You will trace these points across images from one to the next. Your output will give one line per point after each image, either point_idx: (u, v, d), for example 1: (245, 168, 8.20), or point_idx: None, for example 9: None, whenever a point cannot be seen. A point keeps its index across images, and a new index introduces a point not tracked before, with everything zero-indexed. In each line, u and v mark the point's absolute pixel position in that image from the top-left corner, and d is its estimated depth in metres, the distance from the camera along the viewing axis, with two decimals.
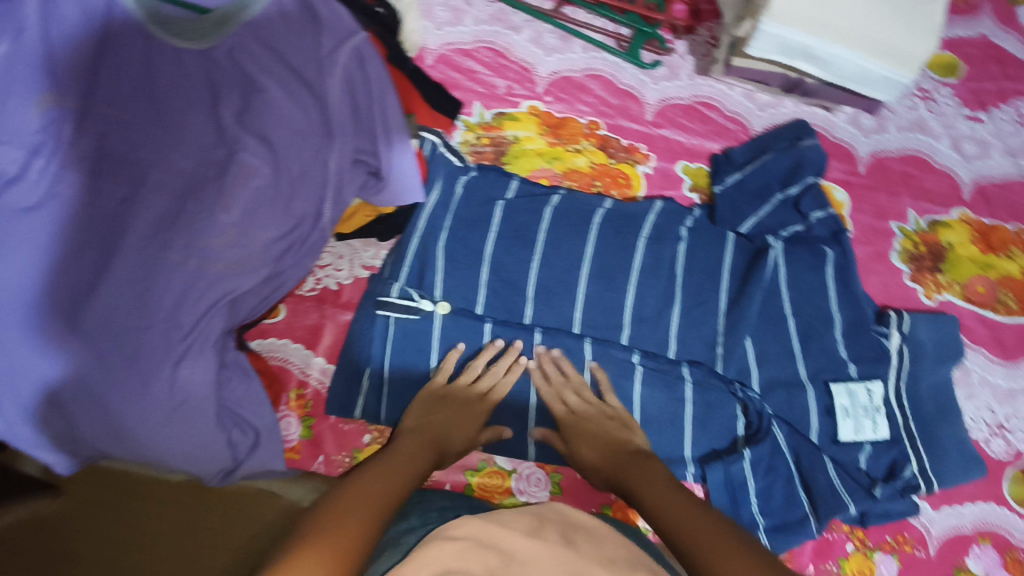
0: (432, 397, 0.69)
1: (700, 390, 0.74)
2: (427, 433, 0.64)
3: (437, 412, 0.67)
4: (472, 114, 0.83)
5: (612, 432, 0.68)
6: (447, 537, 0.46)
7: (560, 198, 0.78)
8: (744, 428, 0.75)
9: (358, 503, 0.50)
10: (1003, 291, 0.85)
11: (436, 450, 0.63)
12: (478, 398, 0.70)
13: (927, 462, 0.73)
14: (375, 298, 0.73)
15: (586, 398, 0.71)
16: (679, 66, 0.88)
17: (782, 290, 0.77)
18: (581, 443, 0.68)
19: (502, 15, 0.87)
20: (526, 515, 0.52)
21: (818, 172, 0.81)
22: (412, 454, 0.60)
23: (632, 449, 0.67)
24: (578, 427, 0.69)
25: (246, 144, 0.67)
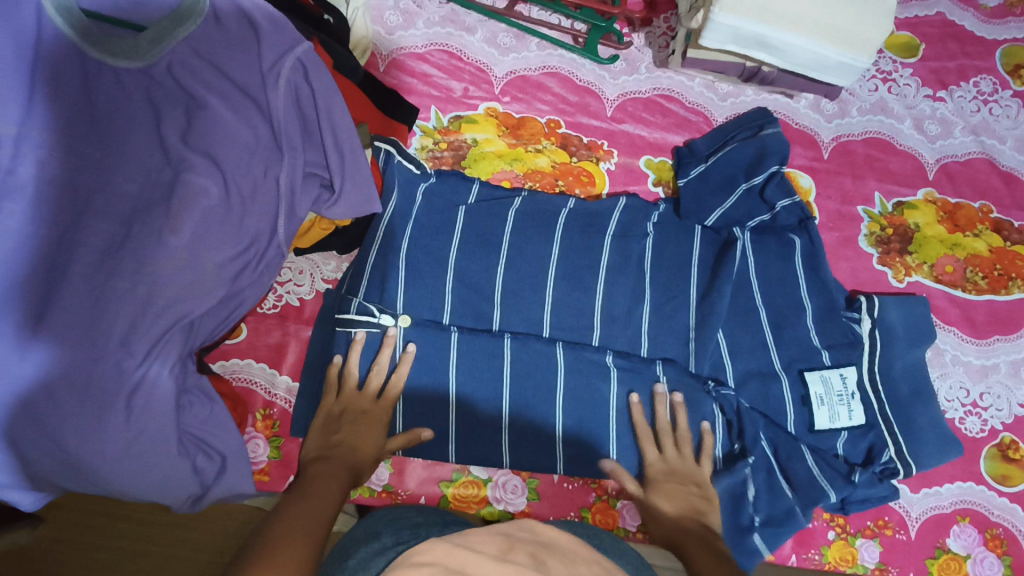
0: (326, 420, 0.68)
1: (675, 389, 0.73)
2: (333, 461, 0.64)
3: (335, 436, 0.66)
4: (429, 119, 0.82)
5: (694, 499, 0.67)
6: (413, 564, 0.44)
7: (523, 200, 0.77)
8: (724, 428, 0.73)
9: (286, 547, 0.49)
10: (972, 269, 0.84)
11: (347, 475, 0.62)
12: (369, 403, 0.68)
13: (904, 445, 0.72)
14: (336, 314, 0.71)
15: (684, 455, 0.69)
16: (637, 59, 0.87)
17: (751, 281, 0.76)
18: (660, 497, 0.67)
19: (454, 16, 0.85)
20: (495, 535, 0.50)
21: (782, 160, 0.79)
22: (325, 487, 0.60)
23: (704, 523, 0.64)
24: (661, 480, 0.68)
25: (192, 163, 0.66)
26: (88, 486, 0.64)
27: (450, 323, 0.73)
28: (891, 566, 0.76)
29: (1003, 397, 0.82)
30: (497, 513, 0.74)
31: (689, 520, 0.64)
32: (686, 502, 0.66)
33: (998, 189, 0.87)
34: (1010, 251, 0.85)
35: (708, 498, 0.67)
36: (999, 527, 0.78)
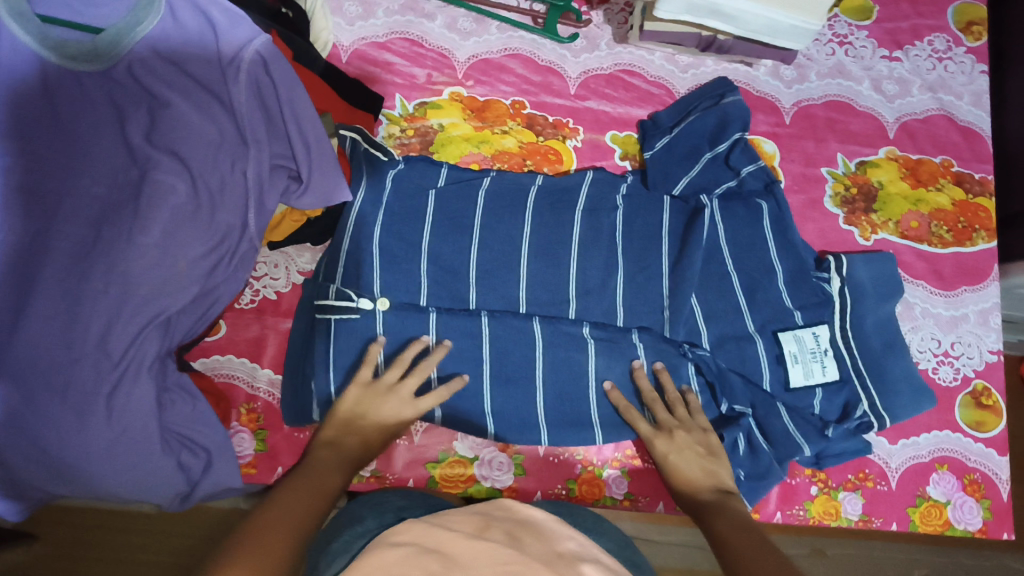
0: (359, 398, 0.68)
1: (652, 353, 0.73)
2: (342, 445, 0.65)
3: (361, 419, 0.67)
4: (394, 107, 0.83)
5: (706, 459, 0.69)
6: (391, 545, 0.45)
7: (491, 180, 0.77)
8: (705, 390, 0.75)
9: (273, 537, 0.51)
10: (937, 223, 0.86)
11: (347, 463, 0.63)
12: (407, 399, 0.69)
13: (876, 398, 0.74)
14: (313, 302, 0.72)
15: (679, 415, 0.71)
16: (597, 36, 0.88)
17: (721, 249, 0.76)
18: (673, 464, 0.69)
19: (414, 3, 0.86)
20: (472, 516, 0.52)
21: (745, 126, 0.81)
22: (320, 475, 0.60)
23: (718, 485, 0.67)
24: (669, 447, 0.69)
25: (158, 161, 0.67)
26: (76, 490, 0.65)
27: (427, 304, 0.73)
28: (874, 516, 0.78)
29: (973, 345, 0.84)
30: (484, 491, 0.75)
31: (704, 486, 0.67)
32: (699, 466, 0.68)
33: (957, 143, 0.89)
34: (972, 204, 0.87)
35: (717, 454, 0.69)
36: (976, 472, 0.81)
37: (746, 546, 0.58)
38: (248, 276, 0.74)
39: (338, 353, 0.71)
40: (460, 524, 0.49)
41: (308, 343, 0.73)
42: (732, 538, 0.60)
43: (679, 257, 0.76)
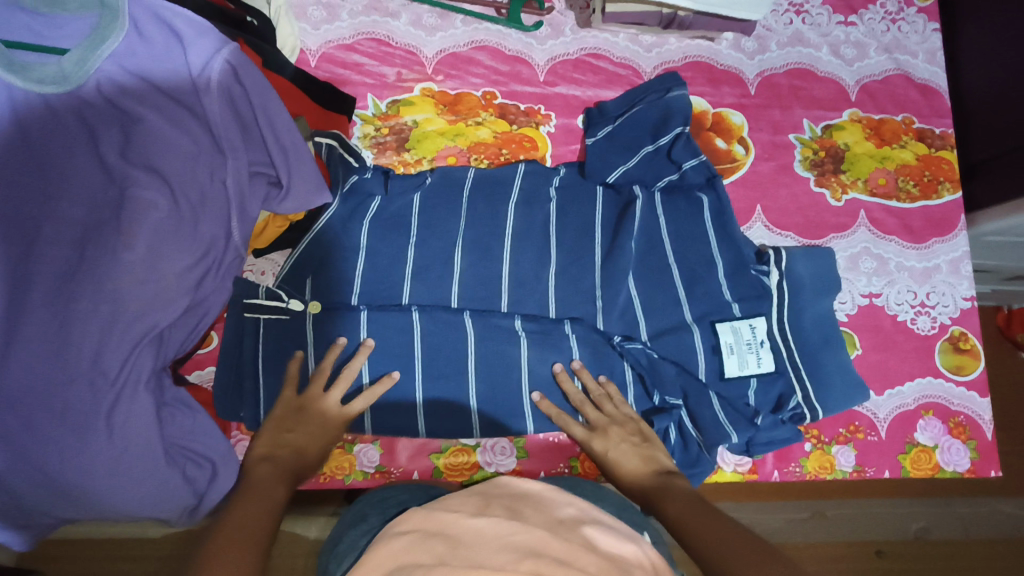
0: (284, 414, 0.69)
1: (585, 346, 0.78)
2: (279, 462, 0.64)
3: (288, 433, 0.67)
4: (367, 107, 0.83)
5: (641, 448, 0.71)
6: (394, 534, 0.46)
7: (432, 178, 0.80)
8: (637, 381, 0.79)
9: (234, 546, 0.50)
10: (903, 179, 0.89)
11: (290, 476, 0.63)
12: (331, 408, 0.71)
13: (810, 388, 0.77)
14: (242, 301, 0.73)
15: (608, 411, 0.74)
16: (561, 23, 0.89)
17: (660, 228, 0.81)
18: (613, 460, 0.71)
19: (377, 3, 0.86)
20: (472, 496, 0.52)
21: (688, 120, 0.82)
22: (271, 484, 0.60)
23: (658, 469, 0.69)
24: (604, 442, 0.72)
25: (136, 178, 0.67)
26: (81, 511, 0.65)
27: (358, 302, 0.76)
28: (867, 466, 0.81)
29: (947, 294, 0.87)
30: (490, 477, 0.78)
31: (647, 473, 0.69)
32: (636, 454, 0.71)
33: (916, 101, 0.92)
34: (936, 157, 0.90)
35: (651, 442, 0.72)
36: (960, 415, 0.84)
37: (699, 517, 0.60)
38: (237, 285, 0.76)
39: (272, 360, 0.73)
40: (461, 502, 0.50)
41: (240, 355, 0.73)
42: (685, 514, 0.61)
43: (651, 241, 0.81)
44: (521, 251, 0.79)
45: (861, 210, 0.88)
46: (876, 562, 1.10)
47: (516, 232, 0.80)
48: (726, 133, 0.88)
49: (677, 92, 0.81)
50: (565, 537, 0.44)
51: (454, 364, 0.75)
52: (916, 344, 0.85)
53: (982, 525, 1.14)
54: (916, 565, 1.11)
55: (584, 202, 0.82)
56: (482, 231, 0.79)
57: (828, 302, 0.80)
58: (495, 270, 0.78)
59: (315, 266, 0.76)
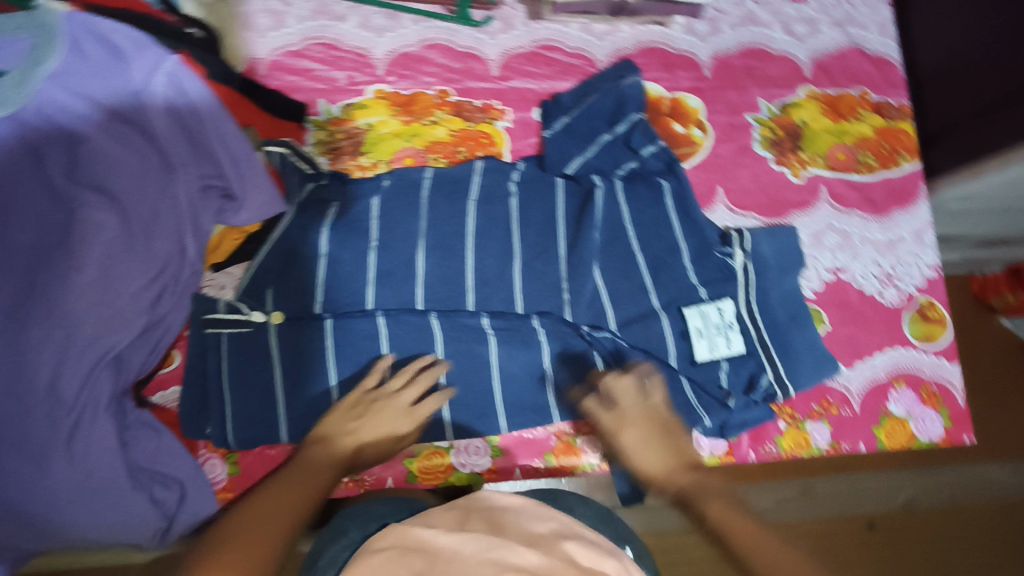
0: (357, 401, 0.70)
1: (554, 339, 0.77)
2: (335, 453, 0.66)
3: (356, 420, 0.69)
4: (319, 113, 0.82)
5: (665, 436, 0.69)
6: (372, 551, 0.46)
7: (389, 180, 0.79)
8: None
9: (246, 539, 0.52)
10: (863, 152, 0.89)
11: (336, 468, 0.65)
12: (406, 407, 0.71)
13: (781, 367, 0.77)
14: (201, 318, 0.72)
15: (636, 403, 0.71)
16: (511, 16, 0.88)
17: (623, 217, 0.80)
18: (641, 451, 0.68)
19: (324, 7, 0.86)
20: (451, 510, 0.52)
21: (642, 107, 0.83)
22: (286, 499, 0.58)
23: (691, 464, 0.67)
24: (634, 436, 0.69)
25: (85, 200, 0.65)
26: (49, 543, 0.63)
27: (322, 310, 0.75)
28: (843, 441, 0.81)
29: (913, 263, 0.87)
30: (466, 476, 0.77)
31: (677, 466, 0.66)
32: (666, 448, 0.68)
33: (870, 74, 0.92)
34: (893, 129, 0.91)
35: (670, 425, 0.70)
36: (932, 383, 0.84)
37: (747, 524, 0.58)
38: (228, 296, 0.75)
39: (237, 376, 0.72)
40: (442, 518, 0.50)
41: (203, 373, 0.73)
42: (730, 517, 0.59)
43: (615, 231, 0.80)
44: (484, 249, 0.78)
45: (821, 186, 0.88)
46: (866, 534, 1.10)
47: (478, 231, 0.78)
48: (683, 117, 0.88)
49: (630, 81, 0.82)
50: (546, 553, 0.44)
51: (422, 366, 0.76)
52: (884, 315, 0.85)
53: (965, 491, 1.16)
54: (907, 535, 1.11)
55: (547, 196, 0.81)
56: (443, 230, 0.78)
57: (790, 280, 0.81)
58: (458, 269, 0.77)
59: (275, 277, 0.75)
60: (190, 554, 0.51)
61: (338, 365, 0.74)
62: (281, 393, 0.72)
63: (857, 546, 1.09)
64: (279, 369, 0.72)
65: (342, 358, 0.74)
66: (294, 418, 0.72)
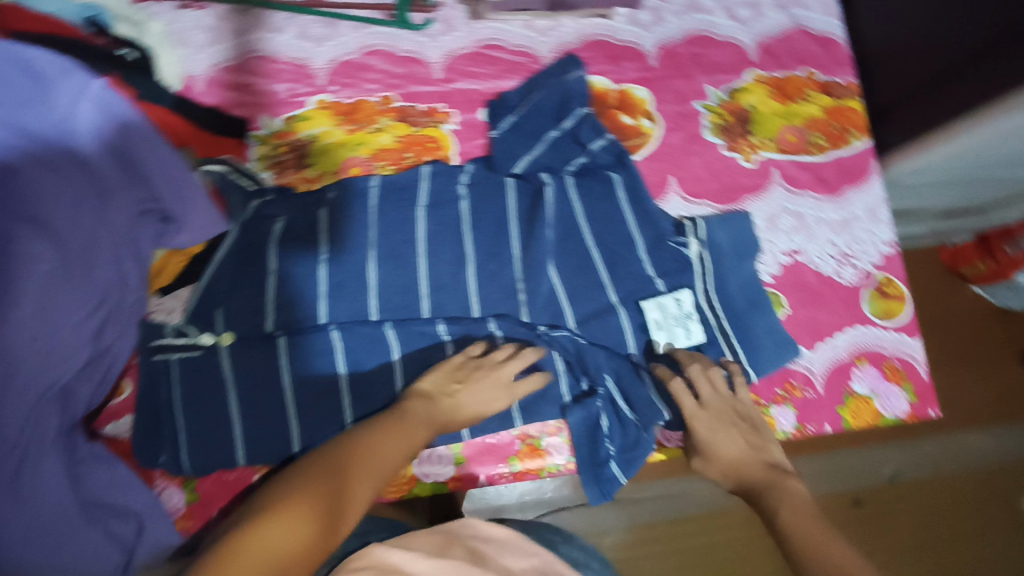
0: (458, 366, 0.73)
1: (512, 341, 0.77)
2: (438, 414, 0.70)
3: (457, 384, 0.72)
4: (261, 127, 0.81)
5: (744, 431, 0.72)
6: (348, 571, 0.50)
7: (335, 195, 0.78)
8: (567, 369, 0.78)
9: (322, 488, 0.56)
10: (813, 133, 0.90)
11: (430, 427, 0.68)
12: (506, 381, 0.73)
13: (741, 353, 0.78)
14: (150, 345, 0.74)
15: (722, 394, 0.73)
16: (451, 17, 0.87)
17: (576, 217, 0.79)
18: (717, 440, 0.71)
19: (260, 19, 0.84)
20: (433, 535, 0.60)
21: (586, 100, 0.83)
22: (389, 452, 0.63)
23: (767, 461, 0.70)
24: (711, 428, 0.71)
25: (20, 232, 0.59)
26: None
27: (275, 328, 0.74)
28: (808, 423, 0.81)
29: (869, 241, 0.87)
30: (430, 486, 0.76)
31: (750, 463, 0.70)
32: (744, 443, 0.71)
33: (816, 53, 0.92)
34: (842, 107, 0.91)
35: (756, 426, 0.73)
36: (895, 358, 0.84)
37: (817, 526, 0.61)
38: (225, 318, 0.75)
39: (191, 401, 0.72)
40: (421, 544, 0.57)
41: (158, 396, 0.73)
42: (801, 519, 0.62)
43: (567, 228, 0.79)
44: (437, 254, 0.76)
45: (773, 169, 0.88)
46: (854, 510, 1.15)
47: (429, 237, 0.77)
48: (631, 109, 0.88)
49: (574, 75, 0.81)
50: None
51: (380, 378, 0.75)
52: (842, 295, 0.86)
53: (947, 460, 1.21)
54: (892, 508, 1.16)
55: (497, 199, 0.80)
56: (394, 238, 0.76)
57: (749, 265, 0.80)
58: (410, 277, 0.75)
59: (223, 298, 0.74)
60: (273, 489, 0.56)
61: (293, 381, 0.73)
62: (236, 409, 0.72)
63: (844, 521, 1.14)
64: (232, 388, 0.72)
65: (298, 376, 0.73)
66: (256, 435, 0.72)
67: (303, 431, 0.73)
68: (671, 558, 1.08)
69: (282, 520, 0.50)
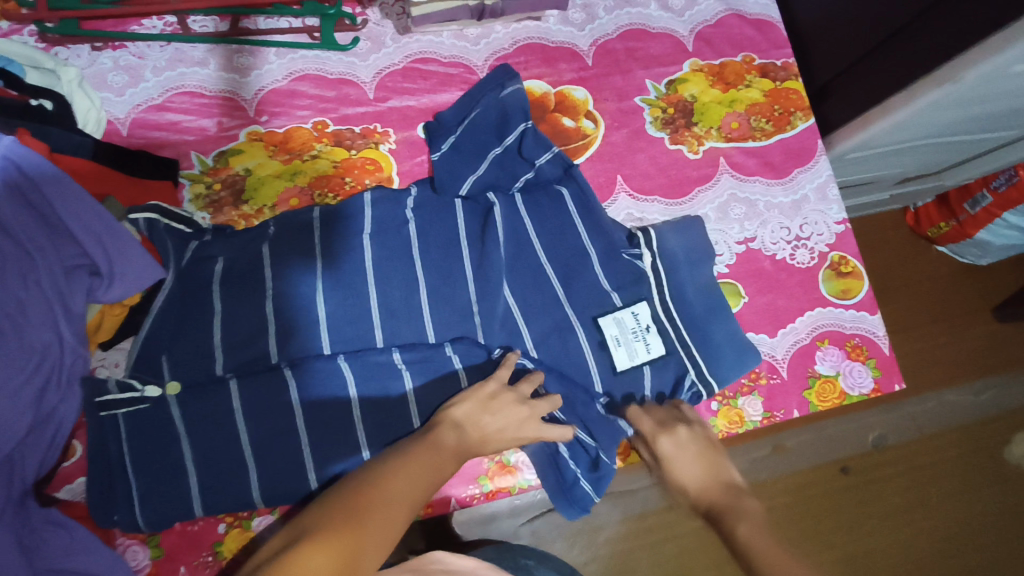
0: (487, 393, 0.68)
1: (472, 369, 0.75)
2: (467, 446, 0.65)
3: (490, 414, 0.67)
4: (193, 165, 0.80)
5: (706, 459, 0.71)
6: None
7: (274, 228, 0.76)
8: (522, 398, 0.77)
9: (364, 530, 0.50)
10: (756, 118, 0.89)
11: (459, 458, 0.63)
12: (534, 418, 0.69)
13: (702, 361, 0.76)
14: (94, 401, 0.69)
15: (670, 415, 0.74)
16: (379, 34, 0.86)
17: (528, 232, 0.79)
18: (678, 460, 0.71)
19: (181, 54, 0.83)
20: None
21: (526, 114, 0.81)
22: (419, 472, 0.58)
23: (727, 478, 0.69)
24: (668, 445, 0.71)
25: None
26: None
27: (225, 371, 0.71)
28: (776, 410, 0.81)
29: (820, 222, 0.87)
30: None
31: (713, 485, 0.69)
32: (702, 461, 0.71)
33: (752, 37, 0.92)
34: (783, 90, 0.90)
35: (716, 449, 0.73)
36: (855, 337, 0.84)
37: (770, 540, 0.59)
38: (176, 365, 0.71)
39: (143, 455, 0.69)
40: None
41: (110, 456, 0.69)
42: (757, 534, 0.60)
43: (519, 242, 0.78)
44: (385, 280, 0.74)
45: (720, 157, 0.88)
46: (841, 478, 1.15)
47: (377, 263, 0.75)
48: (571, 111, 0.87)
49: (508, 91, 0.80)
50: None
51: (338, 410, 0.72)
52: (799, 278, 0.85)
53: (931, 421, 1.21)
54: (879, 473, 1.16)
55: (442, 218, 0.78)
56: (341, 268, 0.74)
57: (703, 271, 0.79)
58: (362, 305, 0.73)
59: (167, 343, 0.71)
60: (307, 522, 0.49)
61: (249, 423, 0.70)
62: (192, 459, 0.69)
63: (831, 491, 1.14)
64: (187, 439, 0.69)
65: (253, 419, 0.70)
66: (213, 485, 0.70)
67: (262, 474, 0.70)
68: (668, 545, 1.09)
69: (318, 549, 0.46)
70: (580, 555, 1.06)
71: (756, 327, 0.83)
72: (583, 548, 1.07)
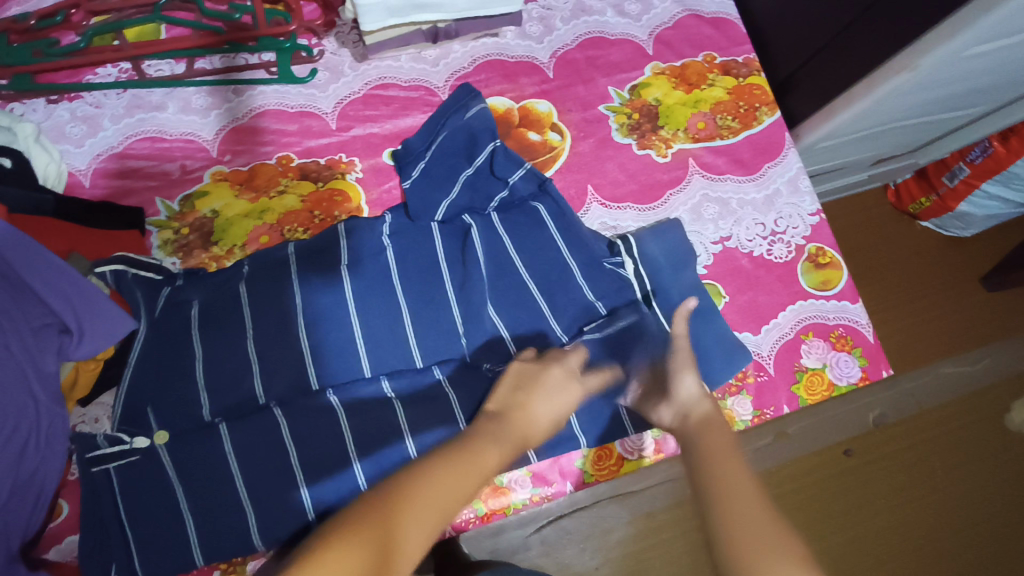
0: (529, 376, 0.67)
1: (464, 394, 0.72)
2: (511, 430, 0.63)
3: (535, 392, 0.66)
4: (159, 212, 0.80)
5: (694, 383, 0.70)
6: None
7: (249, 266, 0.76)
8: None
9: (413, 519, 0.50)
10: (721, 116, 0.89)
11: (508, 444, 0.61)
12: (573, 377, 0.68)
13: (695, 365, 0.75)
14: (86, 457, 0.68)
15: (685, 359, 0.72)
16: (337, 63, 0.87)
17: (506, 246, 0.78)
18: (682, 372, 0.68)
19: (139, 100, 0.83)
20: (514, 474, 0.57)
21: (494, 133, 0.80)
22: (469, 469, 0.57)
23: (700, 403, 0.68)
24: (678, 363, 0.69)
25: None
26: None
27: (214, 416, 0.70)
28: (766, 408, 0.80)
29: (794, 215, 0.87)
30: None
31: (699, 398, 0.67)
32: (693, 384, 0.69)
33: (711, 36, 0.93)
34: (746, 86, 0.91)
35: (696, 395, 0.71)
36: (839, 327, 0.83)
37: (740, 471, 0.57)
38: (159, 414, 0.70)
39: (134, 510, 0.68)
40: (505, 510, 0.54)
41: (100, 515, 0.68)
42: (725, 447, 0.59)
43: (500, 264, 0.77)
44: (367, 308, 0.73)
45: (689, 159, 0.88)
46: (845, 461, 1.13)
47: (358, 293, 0.73)
48: (536, 124, 0.87)
49: (472, 112, 0.79)
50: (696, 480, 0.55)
51: (331, 446, 0.69)
52: (777, 273, 0.85)
53: (930, 395, 1.21)
54: (880, 453, 1.15)
55: (421, 243, 0.78)
56: (321, 300, 0.73)
57: (687, 274, 0.79)
58: (346, 337, 0.72)
59: (150, 394, 0.70)
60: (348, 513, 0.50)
61: (242, 467, 0.68)
62: (186, 508, 0.68)
63: (837, 474, 1.12)
64: (180, 488, 0.68)
65: (245, 462, 0.68)
66: (208, 534, 0.68)
67: (260, 518, 0.68)
68: (681, 542, 1.05)
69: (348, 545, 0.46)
70: (591, 560, 1.02)
71: (739, 326, 0.83)
72: (593, 554, 1.02)
